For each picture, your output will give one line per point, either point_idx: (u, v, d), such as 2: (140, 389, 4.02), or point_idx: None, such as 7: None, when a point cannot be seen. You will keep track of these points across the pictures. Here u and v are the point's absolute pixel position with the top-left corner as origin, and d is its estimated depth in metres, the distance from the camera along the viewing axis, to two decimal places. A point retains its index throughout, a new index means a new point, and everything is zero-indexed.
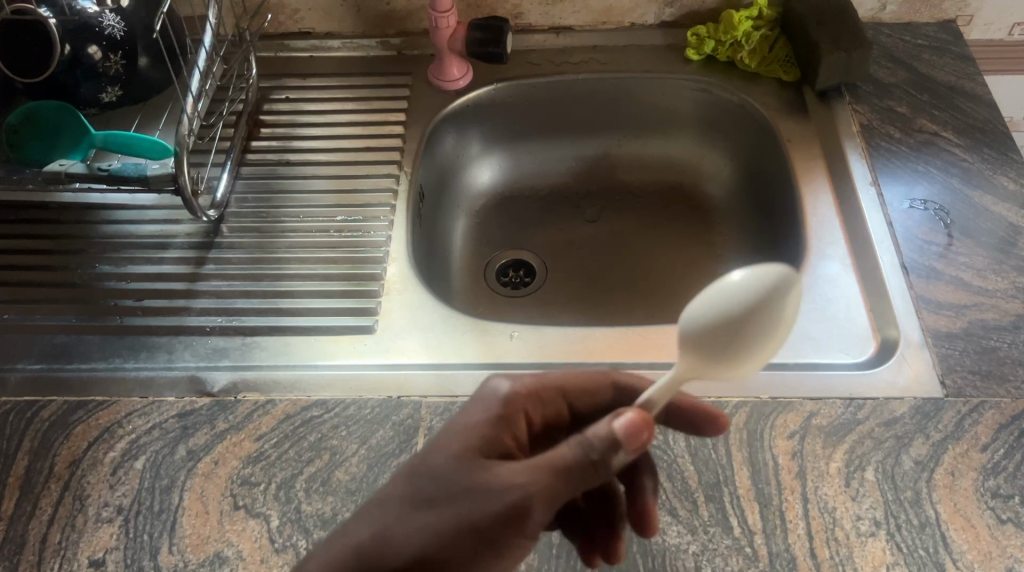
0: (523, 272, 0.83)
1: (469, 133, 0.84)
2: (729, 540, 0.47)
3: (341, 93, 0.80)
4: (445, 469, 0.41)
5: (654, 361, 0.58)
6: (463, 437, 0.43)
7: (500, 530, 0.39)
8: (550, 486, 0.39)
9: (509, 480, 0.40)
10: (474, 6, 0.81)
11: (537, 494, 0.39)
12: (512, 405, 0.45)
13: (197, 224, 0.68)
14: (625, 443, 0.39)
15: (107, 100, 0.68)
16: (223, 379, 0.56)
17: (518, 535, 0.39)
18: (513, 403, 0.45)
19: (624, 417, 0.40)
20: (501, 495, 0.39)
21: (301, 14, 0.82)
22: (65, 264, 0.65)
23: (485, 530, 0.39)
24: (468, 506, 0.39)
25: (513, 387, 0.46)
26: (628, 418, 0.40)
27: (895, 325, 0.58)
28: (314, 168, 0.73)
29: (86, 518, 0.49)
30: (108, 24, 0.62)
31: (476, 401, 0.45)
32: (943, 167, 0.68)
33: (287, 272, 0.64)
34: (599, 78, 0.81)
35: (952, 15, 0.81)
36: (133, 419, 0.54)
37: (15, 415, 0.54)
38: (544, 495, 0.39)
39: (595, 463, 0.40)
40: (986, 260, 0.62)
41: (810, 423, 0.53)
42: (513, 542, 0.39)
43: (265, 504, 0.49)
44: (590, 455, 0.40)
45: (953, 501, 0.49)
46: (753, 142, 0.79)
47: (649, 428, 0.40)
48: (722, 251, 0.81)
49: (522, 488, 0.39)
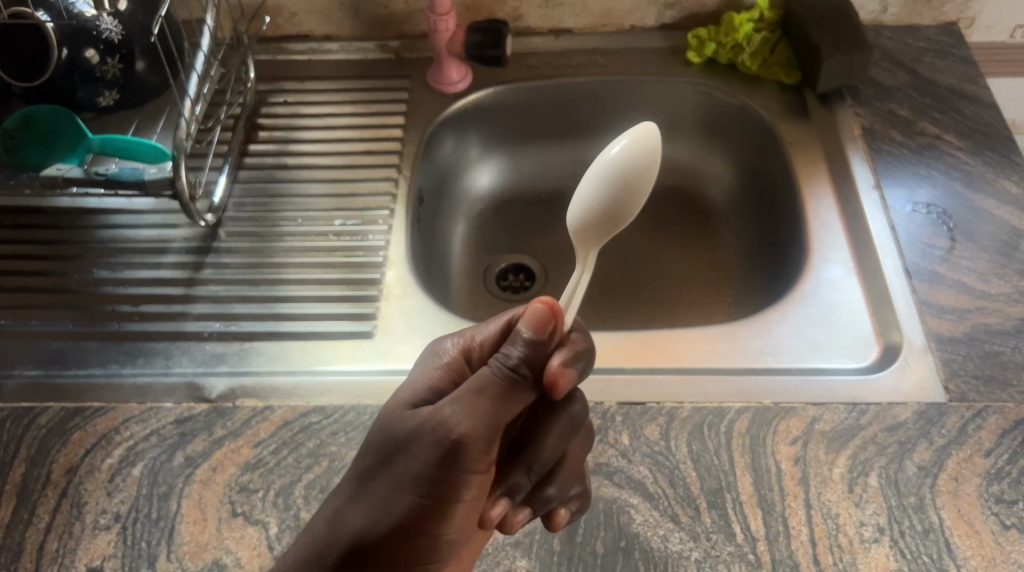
0: (522, 276, 0.83)
1: (469, 137, 0.83)
2: (732, 547, 0.47)
3: (340, 97, 0.80)
4: (390, 426, 0.42)
5: (656, 366, 0.58)
6: (411, 396, 0.44)
7: (443, 467, 0.39)
8: (478, 406, 0.39)
9: (436, 409, 0.40)
10: (473, 9, 0.80)
11: (466, 416, 0.39)
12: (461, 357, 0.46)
13: (195, 228, 0.67)
14: (538, 337, 0.41)
15: (104, 104, 0.67)
16: (221, 385, 0.56)
17: (462, 466, 0.39)
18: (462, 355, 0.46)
19: (530, 315, 0.41)
20: (435, 430, 0.39)
21: (299, 17, 0.82)
22: (62, 270, 0.64)
23: (430, 471, 0.39)
24: (409, 455, 0.40)
25: (458, 343, 0.47)
26: (534, 310, 0.41)
27: (898, 329, 0.58)
28: (313, 172, 0.73)
29: (83, 525, 0.49)
30: (105, 27, 0.61)
31: (425, 363, 0.47)
32: (945, 170, 0.68)
33: (285, 277, 0.64)
34: (599, 81, 0.81)
35: (953, 18, 0.81)
36: (131, 425, 0.53)
37: (12, 421, 0.54)
38: (467, 416, 0.39)
39: (511, 370, 0.40)
40: (989, 263, 0.61)
41: (813, 428, 0.52)
42: (465, 474, 0.39)
43: (264, 511, 0.49)
44: (507, 363, 0.40)
45: (958, 507, 0.48)
46: (754, 145, 0.79)
47: (557, 317, 0.42)
48: (723, 255, 0.81)
49: (442, 418, 0.39)
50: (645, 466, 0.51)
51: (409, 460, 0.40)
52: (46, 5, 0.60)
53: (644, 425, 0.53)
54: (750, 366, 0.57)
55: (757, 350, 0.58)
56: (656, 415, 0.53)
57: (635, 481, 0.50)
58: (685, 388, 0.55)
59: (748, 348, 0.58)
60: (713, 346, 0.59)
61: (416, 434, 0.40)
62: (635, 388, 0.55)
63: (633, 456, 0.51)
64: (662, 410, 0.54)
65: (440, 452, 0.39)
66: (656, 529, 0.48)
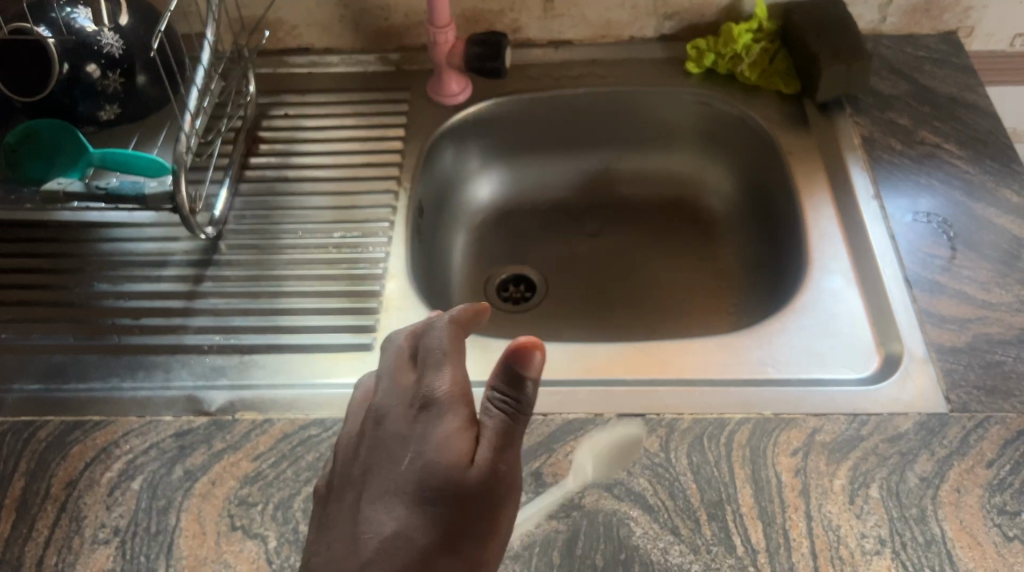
0: (523, 287, 0.83)
1: (469, 149, 0.84)
2: (732, 559, 0.47)
3: (340, 109, 0.80)
4: (455, 485, 0.37)
5: (656, 377, 0.58)
6: (447, 442, 0.38)
7: (499, 517, 0.38)
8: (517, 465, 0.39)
9: (498, 470, 0.38)
10: (472, 21, 0.81)
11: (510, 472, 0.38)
12: (462, 390, 0.40)
13: (196, 242, 0.68)
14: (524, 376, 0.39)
15: (106, 118, 0.68)
16: (221, 398, 0.56)
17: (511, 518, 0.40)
18: (456, 388, 0.40)
19: (527, 354, 0.39)
20: (506, 494, 0.38)
21: (300, 31, 0.82)
22: (63, 283, 0.64)
23: (496, 532, 0.38)
24: (476, 508, 0.37)
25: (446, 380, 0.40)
26: (526, 356, 0.39)
27: (898, 340, 0.58)
28: (314, 184, 0.73)
29: (82, 539, 0.49)
30: (106, 42, 0.62)
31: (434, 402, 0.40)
32: (946, 179, 0.68)
33: (286, 289, 0.64)
34: (598, 92, 0.81)
35: (953, 26, 0.81)
36: (130, 439, 0.53)
37: (12, 435, 0.54)
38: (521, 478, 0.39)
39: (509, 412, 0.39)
40: (990, 273, 0.61)
41: (814, 439, 0.52)
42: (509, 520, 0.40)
43: (262, 525, 0.49)
44: (504, 403, 0.39)
45: (960, 519, 0.48)
46: (754, 155, 0.79)
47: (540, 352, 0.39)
48: (724, 265, 0.81)
49: (512, 480, 0.39)
50: (645, 478, 0.50)
51: (480, 523, 0.38)
52: (48, 21, 0.61)
53: (643, 436, 0.53)
54: (751, 377, 0.57)
55: (757, 361, 0.58)
56: (656, 426, 0.53)
57: (634, 493, 0.50)
58: (685, 399, 0.55)
59: (746, 359, 0.58)
60: (711, 357, 0.59)
61: (484, 497, 0.37)
62: (634, 399, 0.55)
63: (633, 468, 0.51)
64: (662, 421, 0.54)
65: (506, 514, 0.39)
66: (656, 542, 0.48)
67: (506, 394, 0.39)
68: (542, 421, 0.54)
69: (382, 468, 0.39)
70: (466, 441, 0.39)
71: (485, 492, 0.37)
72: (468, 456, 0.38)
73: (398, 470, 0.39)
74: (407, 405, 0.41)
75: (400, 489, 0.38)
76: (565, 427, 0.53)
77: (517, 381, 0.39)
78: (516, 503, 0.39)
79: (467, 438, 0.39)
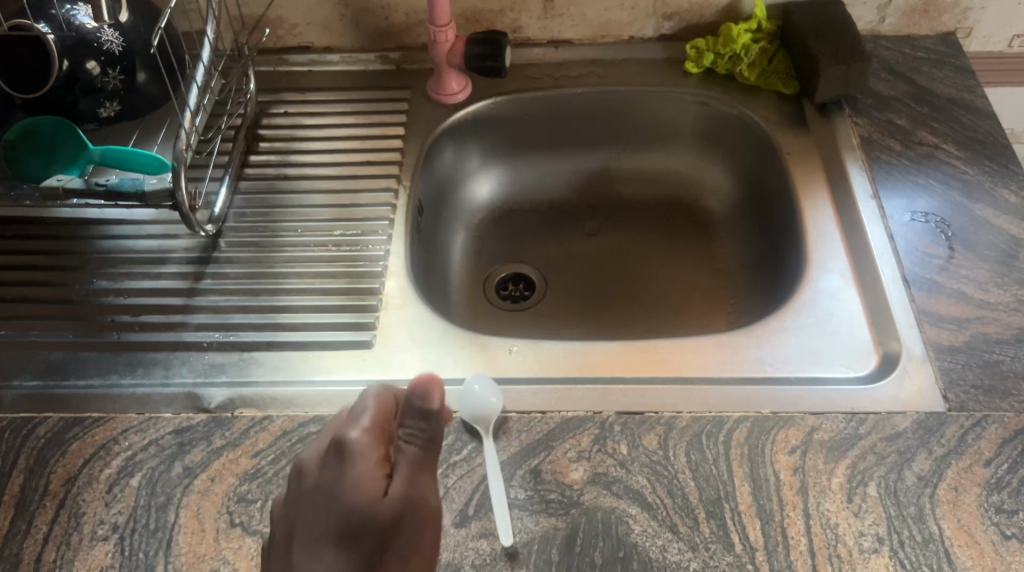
0: (521, 286, 0.83)
1: (469, 148, 0.84)
2: (730, 557, 0.47)
3: (340, 108, 0.80)
4: (374, 523, 0.39)
5: (655, 376, 0.58)
6: (361, 481, 0.40)
7: (423, 543, 0.40)
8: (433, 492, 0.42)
9: (413, 501, 0.40)
10: (473, 20, 0.81)
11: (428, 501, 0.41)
12: (376, 435, 0.43)
13: (195, 239, 0.68)
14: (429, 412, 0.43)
15: (105, 115, 0.68)
16: (220, 395, 0.56)
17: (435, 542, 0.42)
18: (369, 435, 0.42)
19: (426, 388, 0.43)
20: (426, 522, 0.41)
21: (300, 29, 0.82)
22: (62, 280, 0.64)
23: (423, 554, 0.40)
24: (398, 538, 0.39)
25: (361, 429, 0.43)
26: (426, 387, 0.43)
27: (896, 339, 0.58)
28: (313, 183, 0.73)
29: (81, 536, 0.49)
30: (106, 39, 0.63)
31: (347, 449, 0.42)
32: (944, 179, 0.68)
33: (285, 287, 0.64)
34: (598, 91, 0.82)
35: (951, 27, 0.81)
36: (129, 436, 0.53)
37: (11, 432, 0.54)
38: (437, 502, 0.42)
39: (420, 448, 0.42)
40: (988, 273, 0.61)
41: (812, 438, 0.52)
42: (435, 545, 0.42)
43: (261, 521, 0.49)
44: (414, 440, 0.43)
45: (958, 517, 0.48)
46: (752, 155, 0.80)
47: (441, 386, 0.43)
48: (723, 264, 0.81)
49: (428, 508, 0.41)
50: (644, 476, 0.50)
51: (409, 547, 0.40)
52: (48, 18, 0.61)
53: (642, 434, 0.53)
54: (749, 376, 0.57)
55: (755, 360, 0.58)
56: (655, 424, 0.53)
57: (633, 491, 0.50)
58: (684, 398, 0.55)
59: (745, 358, 0.58)
60: (710, 355, 0.59)
61: (404, 529, 0.40)
62: (633, 397, 0.55)
63: (632, 466, 0.51)
64: (661, 419, 0.54)
65: (430, 539, 0.41)
66: (655, 540, 0.48)
67: (413, 430, 0.43)
68: (541, 419, 0.54)
69: (306, 518, 0.41)
70: (380, 481, 0.41)
71: (404, 522, 0.40)
72: (384, 493, 0.40)
73: (319, 519, 0.40)
74: (318, 458, 0.43)
75: (324, 534, 0.39)
76: (564, 425, 0.54)
77: (424, 415, 0.43)
78: (438, 528, 0.42)
79: (380, 475, 0.41)
